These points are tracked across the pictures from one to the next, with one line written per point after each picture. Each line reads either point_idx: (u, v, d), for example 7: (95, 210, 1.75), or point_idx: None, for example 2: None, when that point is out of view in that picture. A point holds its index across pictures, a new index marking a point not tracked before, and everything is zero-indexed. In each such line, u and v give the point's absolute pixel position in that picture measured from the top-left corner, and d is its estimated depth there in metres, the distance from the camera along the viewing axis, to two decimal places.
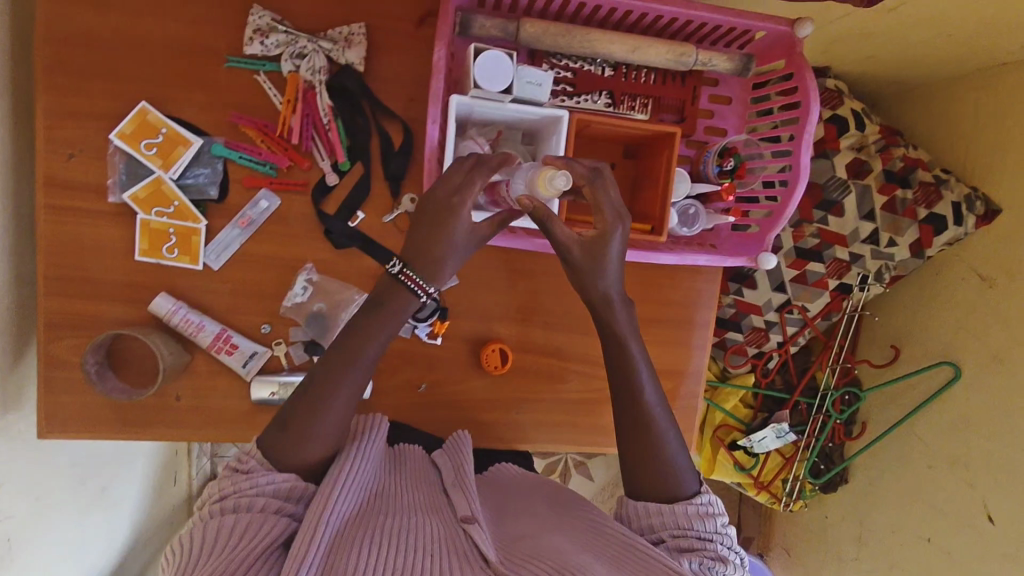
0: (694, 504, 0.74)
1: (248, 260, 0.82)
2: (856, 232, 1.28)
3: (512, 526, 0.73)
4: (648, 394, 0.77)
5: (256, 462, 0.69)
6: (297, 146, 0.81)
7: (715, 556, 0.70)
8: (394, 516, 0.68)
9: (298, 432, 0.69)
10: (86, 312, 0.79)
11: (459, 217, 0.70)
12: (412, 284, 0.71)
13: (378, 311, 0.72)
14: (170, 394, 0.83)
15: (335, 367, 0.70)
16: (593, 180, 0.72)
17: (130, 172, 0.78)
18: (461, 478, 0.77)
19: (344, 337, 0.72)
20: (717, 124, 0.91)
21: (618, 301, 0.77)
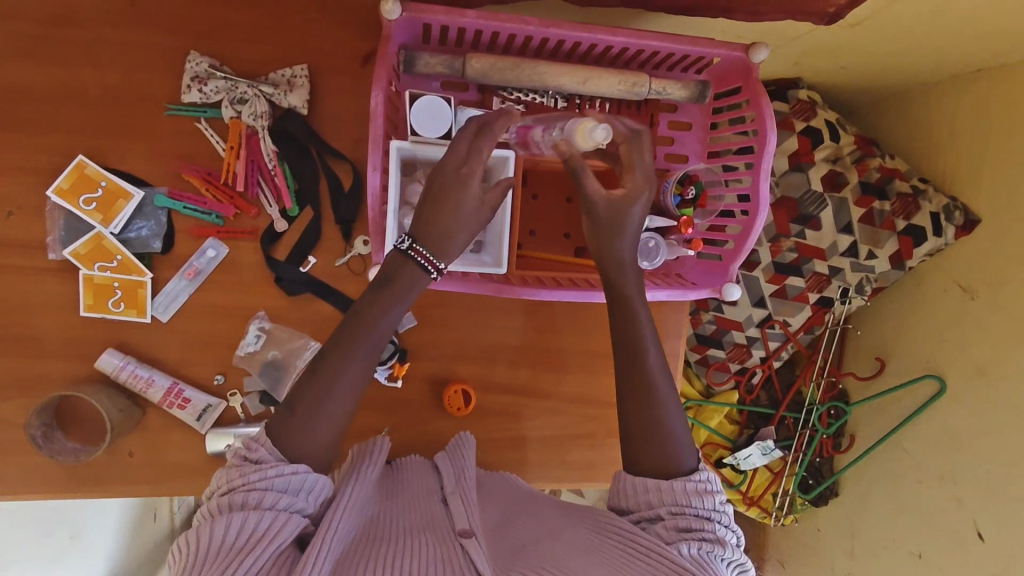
0: (693, 481, 0.68)
1: (198, 311, 0.80)
2: (835, 246, 1.26)
3: (513, 530, 0.68)
4: (655, 361, 0.73)
5: (267, 453, 0.61)
6: (242, 193, 0.79)
7: (711, 539, 0.66)
8: (395, 537, 0.64)
9: (304, 417, 0.63)
10: (31, 371, 0.77)
11: (468, 192, 0.64)
12: (422, 258, 0.65)
13: (383, 288, 0.66)
14: (122, 450, 0.81)
15: (348, 348, 0.65)
16: (634, 140, 0.73)
17: (71, 227, 0.76)
18: (461, 487, 0.74)
19: (351, 326, 0.65)
20: (678, 150, 0.89)
21: (635, 267, 0.74)
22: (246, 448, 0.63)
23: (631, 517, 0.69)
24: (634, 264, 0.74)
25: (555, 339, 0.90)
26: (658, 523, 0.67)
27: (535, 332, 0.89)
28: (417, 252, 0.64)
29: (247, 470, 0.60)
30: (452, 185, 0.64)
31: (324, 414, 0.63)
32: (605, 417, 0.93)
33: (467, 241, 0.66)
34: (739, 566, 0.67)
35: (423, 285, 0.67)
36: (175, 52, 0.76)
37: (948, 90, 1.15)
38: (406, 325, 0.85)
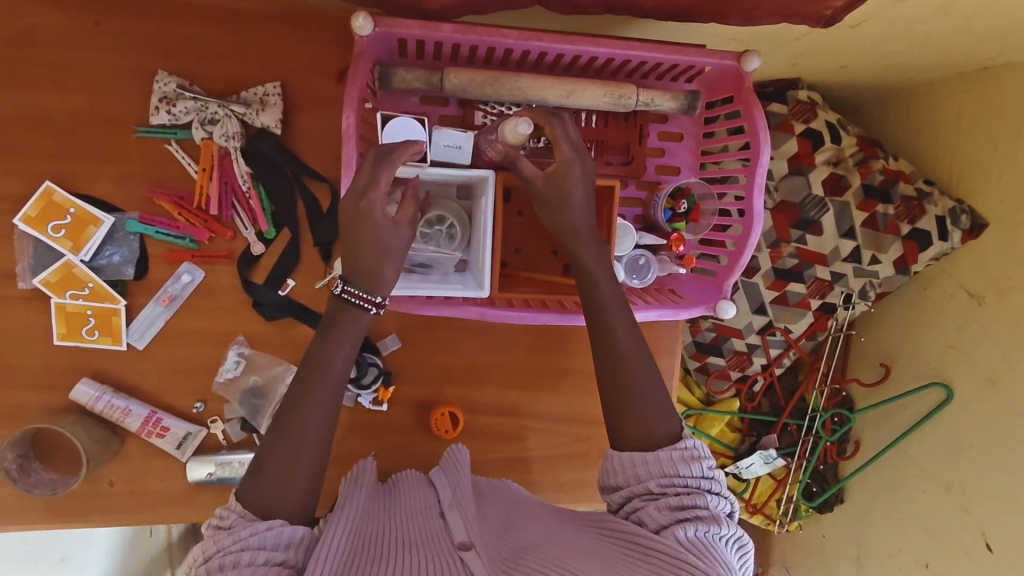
0: (679, 449, 0.65)
1: (175, 337, 0.78)
2: (837, 251, 1.22)
3: (513, 538, 0.66)
4: (625, 343, 0.68)
5: (236, 516, 0.60)
6: (216, 216, 0.77)
7: (706, 516, 0.63)
8: (393, 558, 0.61)
9: (274, 477, 0.62)
10: (5, 402, 0.75)
11: (374, 222, 0.60)
12: (357, 298, 0.64)
13: (329, 332, 0.65)
14: (102, 480, 0.79)
15: (303, 395, 0.64)
16: (551, 116, 0.66)
17: (41, 255, 0.74)
18: (460, 500, 0.70)
19: (305, 374, 0.65)
20: (669, 162, 0.85)
21: (589, 237, 0.68)
22: (218, 517, 0.62)
23: (621, 494, 0.67)
24: (589, 232, 0.68)
25: (544, 358, 0.88)
26: (649, 501, 0.64)
27: (524, 352, 0.87)
28: (349, 294, 0.63)
29: (221, 536, 0.59)
30: (357, 224, 0.61)
31: (289, 465, 0.62)
32: (598, 437, 0.90)
33: (399, 267, 0.64)
34: (737, 541, 0.64)
35: (364, 322, 0.66)
36: (144, 73, 0.73)
37: (954, 88, 1.11)
38: (391, 348, 0.83)
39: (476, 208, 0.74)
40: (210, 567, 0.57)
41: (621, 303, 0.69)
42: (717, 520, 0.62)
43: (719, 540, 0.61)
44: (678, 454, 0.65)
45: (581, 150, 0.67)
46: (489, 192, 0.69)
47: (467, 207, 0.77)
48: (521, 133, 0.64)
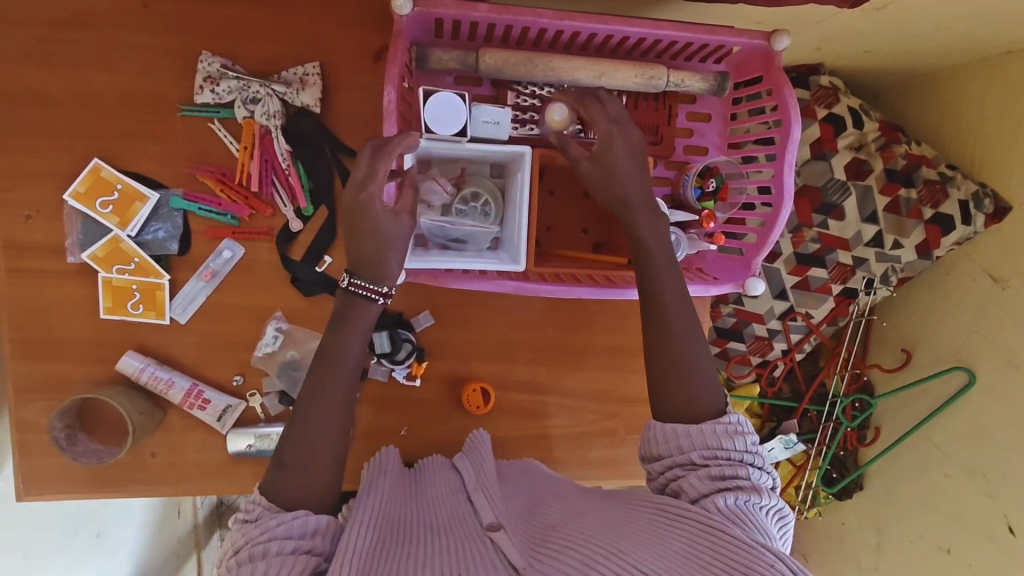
0: (723, 423, 0.67)
1: (216, 312, 0.80)
2: (859, 236, 1.23)
3: (539, 516, 0.68)
4: (676, 312, 0.70)
5: (263, 508, 0.62)
6: (257, 193, 0.79)
7: (747, 486, 0.64)
8: (427, 542, 0.63)
9: (293, 472, 0.63)
10: (55, 373, 0.78)
11: (373, 213, 0.64)
12: (365, 290, 0.66)
13: (340, 328, 0.66)
14: (145, 451, 0.81)
15: (317, 388, 0.65)
16: (586, 97, 0.73)
17: (89, 231, 0.76)
18: (483, 483, 0.72)
19: (317, 366, 0.66)
20: (697, 142, 0.86)
21: (642, 203, 0.71)
22: (243, 511, 0.63)
23: (662, 464, 0.68)
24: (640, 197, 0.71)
25: (573, 336, 0.89)
26: (691, 472, 0.65)
27: (553, 330, 0.88)
28: (357, 285, 0.65)
29: (249, 527, 0.60)
30: (358, 215, 0.65)
31: (308, 458, 0.64)
32: (625, 415, 0.91)
33: (404, 255, 0.68)
34: (777, 512, 0.65)
35: (377, 312, 0.68)
36: (187, 53, 0.75)
37: (979, 72, 1.11)
38: (423, 325, 0.85)
39: (509, 186, 0.76)
40: (241, 557, 0.58)
41: (675, 268, 0.71)
42: (758, 490, 0.63)
43: (759, 509, 0.63)
44: (721, 428, 0.67)
45: (619, 122, 0.72)
46: (527, 169, 0.70)
47: (500, 184, 0.79)
48: (558, 117, 0.76)
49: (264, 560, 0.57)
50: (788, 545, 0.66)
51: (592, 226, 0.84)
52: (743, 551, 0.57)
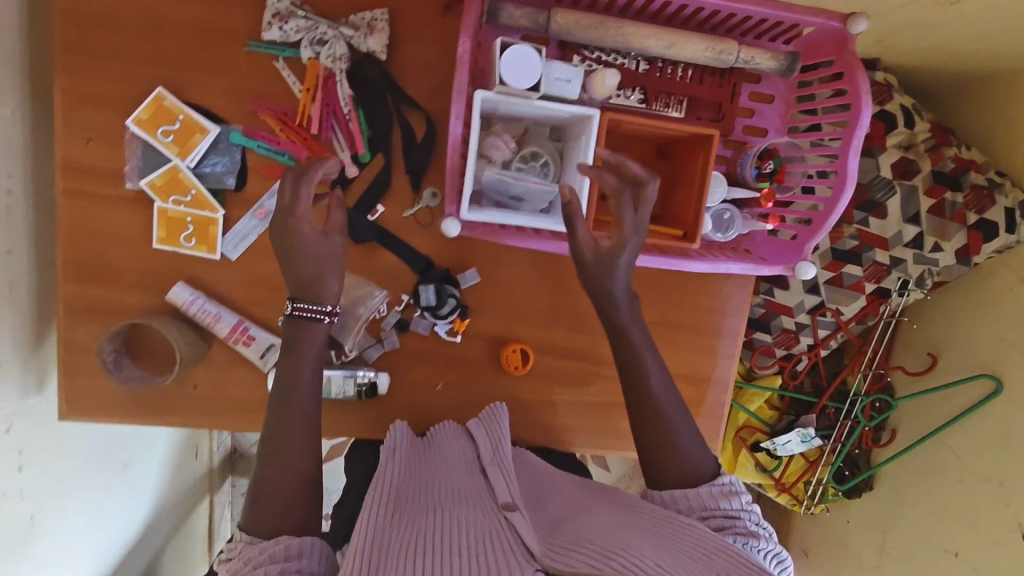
0: (718, 484, 0.70)
1: (267, 251, 0.81)
2: (899, 236, 1.21)
3: (545, 509, 0.71)
4: (652, 370, 0.74)
5: (243, 543, 0.64)
6: (317, 136, 0.78)
7: (746, 532, 0.67)
8: (439, 508, 0.67)
9: (268, 486, 0.66)
10: (105, 297, 0.79)
11: (302, 241, 0.68)
12: (308, 314, 0.69)
13: (291, 353, 0.70)
14: (188, 382, 0.83)
15: (283, 421, 0.69)
16: (621, 189, 0.67)
17: (148, 158, 0.76)
18: (497, 457, 0.76)
19: (276, 390, 0.70)
20: (757, 124, 0.85)
21: (625, 301, 0.72)
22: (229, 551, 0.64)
23: None
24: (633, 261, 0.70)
25: None
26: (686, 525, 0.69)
27: (596, 300, 0.89)
28: (298, 309, 0.69)
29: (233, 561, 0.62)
30: (292, 246, 0.69)
31: (283, 493, 0.66)
32: None
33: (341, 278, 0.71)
34: (775, 557, 0.68)
35: (322, 333, 0.71)
36: None
37: None
38: (470, 282, 0.85)
39: (570, 149, 0.76)
40: None
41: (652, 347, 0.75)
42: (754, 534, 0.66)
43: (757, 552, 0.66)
44: (717, 489, 0.70)
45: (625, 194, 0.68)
46: (593, 131, 0.70)
47: (559, 148, 0.79)
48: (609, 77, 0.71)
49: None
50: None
51: None
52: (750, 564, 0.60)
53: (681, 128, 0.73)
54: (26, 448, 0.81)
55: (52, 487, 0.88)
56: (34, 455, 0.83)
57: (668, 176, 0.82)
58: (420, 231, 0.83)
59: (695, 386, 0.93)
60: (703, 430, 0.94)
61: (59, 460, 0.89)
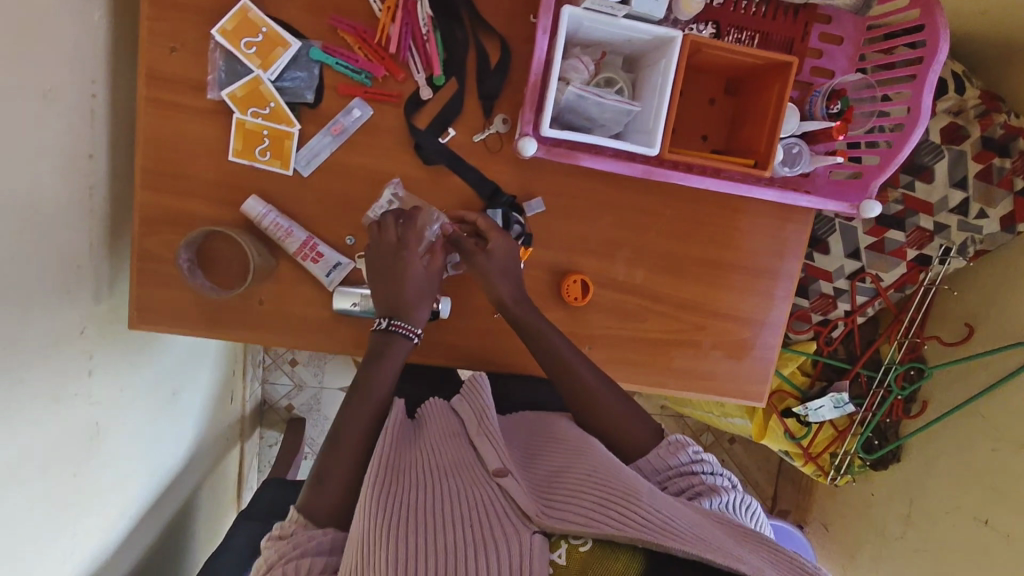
0: (667, 444, 0.79)
1: (338, 169, 0.82)
2: (945, 201, 1.23)
3: (539, 464, 0.77)
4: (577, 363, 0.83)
5: (297, 525, 0.73)
6: (394, 56, 0.80)
7: (706, 486, 0.75)
8: (433, 483, 0.73)
9: (332, 488, 0.75)
10: (179, 208, 0.80)
11: (410, 267, 0.80)
12: (404, 329, 0.81)
13: (379, 360, 0.80)
14: (254, 297, 0.84)
15: (355, 412, 0.80)
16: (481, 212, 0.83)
17: (230, 70, 0.78)
18: (483, 426, 0.80)
19: (355, 396, 0.81)
20: (826, 65, 0.85)
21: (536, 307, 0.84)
22: (278, 529, 0.74)
23: None
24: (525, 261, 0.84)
25: (675, 244, 0.91)
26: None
27: (656, 235, 0.90)
28: (396, 325, 0.80)
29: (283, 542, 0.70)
30: (394, 271, 0.80)
31: (340, 475, 0.76)
32: (712, 328, 0.94)
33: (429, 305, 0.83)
34: (742, 503, 0.76)
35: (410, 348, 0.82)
36: None
37: None
38: (535, 211, 0.86)
39: (647, 75, 0.77)
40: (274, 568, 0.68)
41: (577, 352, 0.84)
42: (717, 488, 0.74)
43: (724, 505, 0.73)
44: (667, 448, 0.80)
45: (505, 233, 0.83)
46: (675, 54, 0.71)
47: (632, 79, 0.80)
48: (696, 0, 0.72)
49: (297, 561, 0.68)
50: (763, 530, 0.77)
51: (711, 133, 0.84)
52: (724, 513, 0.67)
53: (760, 56, 0.74)
54: (95, 354, 0.83)
55: (115, 399, 0.90)
56: (101, 363, 0.84)
57: (735, 111, 0.84)
58: (489, 156, 0.84)
59: (747, 328, 0.95)
60: (752, 371, 0.96)
61: (120, 374, 0.90)
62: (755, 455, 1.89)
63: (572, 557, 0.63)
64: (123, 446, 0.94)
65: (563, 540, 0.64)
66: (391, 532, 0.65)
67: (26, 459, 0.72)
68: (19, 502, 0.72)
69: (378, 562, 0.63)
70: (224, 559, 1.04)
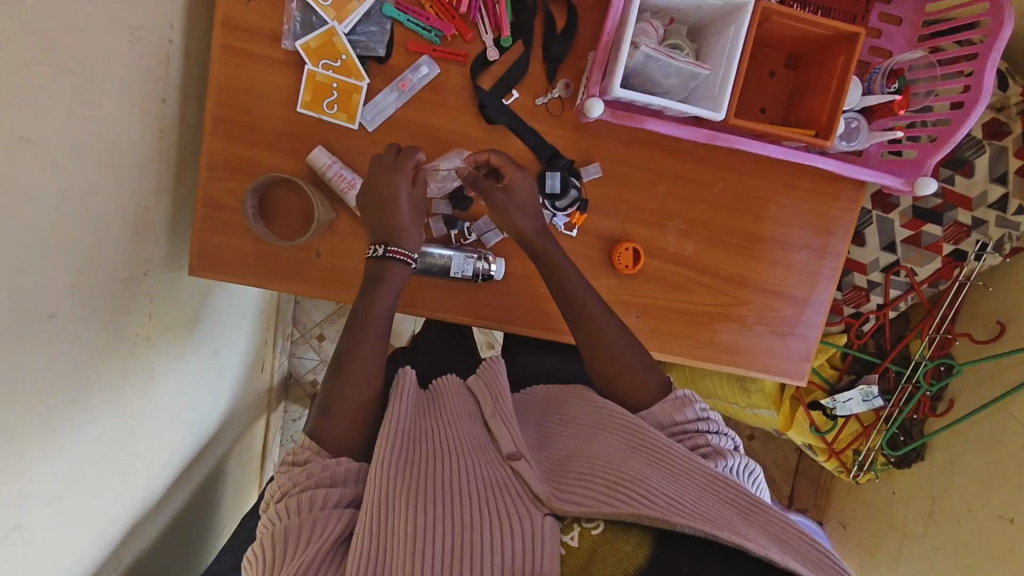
0: (673, 399, 0.78)
1: (402, 125, 0.83)
2: (984, 196, 1.24)
3: (552, 445, 0.78)
4: (604, 324, 0.83)
5: (311, 453, 0.74)
6: (464, 16, 0.82)
7: (712, 449, 0.74)
8: (447, 460, 0.73)
9: (341, 417, 0.76)
10: (245, 156, 0.81)
11: (400, 193, 0.79)
12: (399, 255, 0.79)
13: (377, 287, 0.79)
14: (311, 249, 0.84)
15: (358, 340, 0.79)
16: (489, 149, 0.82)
17: (306, 21, 0.79)
18: (498, 409, 0.81)
19: (357, 324, 0.79)
20: (884, 45, 0.87)
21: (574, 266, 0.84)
22: (292, 454, 0.75)
23: None
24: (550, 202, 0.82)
25: (726, 218, 0.92)
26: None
27: (708, 208, 0.91)
28: (393, 252, 0.78)
29: (297, 471, 0.72)
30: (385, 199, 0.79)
31: (350, 409, 0.76)
32: (756, 304, 0.94)
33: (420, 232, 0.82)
34: (745, 467, 0.76)
35: (408, 274, 0.81)
36: None
37: None
38: (591, 176, 0.87)
39: (713, 43, 0.79)
40: (290, 499, 0.69)
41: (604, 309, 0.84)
42: (724, 452, 0.73)
43: (729, 469, 0.72)
44: (673, 404, 0.78)
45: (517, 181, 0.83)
46: (746, 19, 0.73)
47: (695, 48, 0.82)
48: None
49: (305, 494, 0.69)
50: (761, 491, 0.76)
51: (770, 106, 0.86)
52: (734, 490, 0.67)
53: (827, 28, 0.76)
54: (156, 298, 0.83)
55: (168, 347, 0.89)
56: (160, 308, 0.85)
57: (794, 85, 0.85)
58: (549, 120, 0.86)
59: (794, 306, 0.95)
60: (796, 350, 0.96)
61: (174, 323, 0.90)
62: (774, 454, 1.89)
63: (585, 539, 0.63)
64: (172, 397, 0.94)
65: (576, 523, 0.64)
66: (405, 505, 0.66)
67: (99, 393, 0.72)
68: (90, 434, 0.72)
69: (393, 536, 0.64)
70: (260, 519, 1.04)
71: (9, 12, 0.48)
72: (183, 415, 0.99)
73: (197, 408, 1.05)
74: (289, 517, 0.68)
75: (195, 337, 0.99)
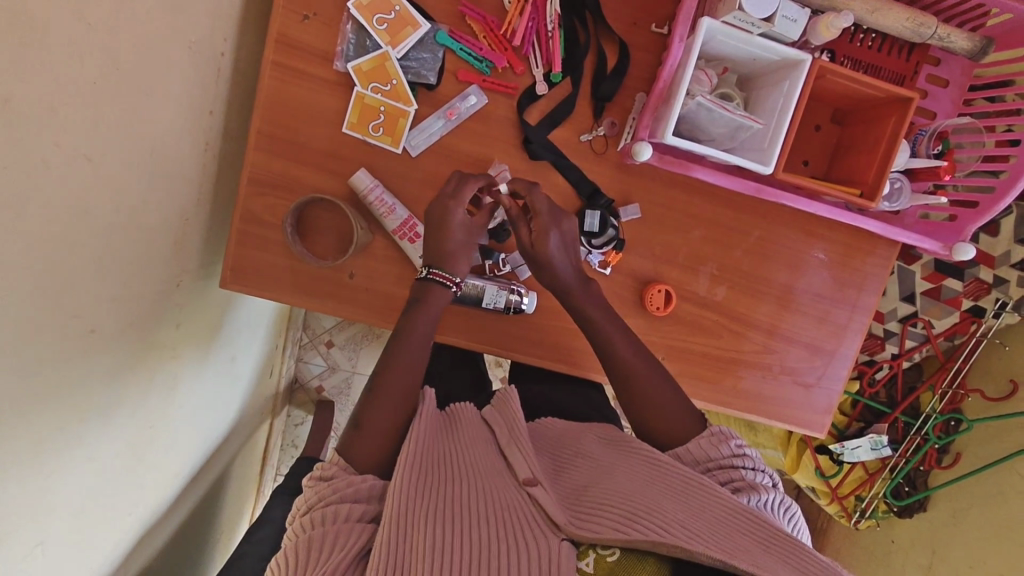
0: (709, 435, 0.73)
1: (444, 151, 0.83)
2: (1007, 255, 1.25)
3: (568, 477, 0.71)
4: (643, 369, 0.80)
5: (338, 468, 0.69)
6: (516, 49, 0.82)
7: (747, 486, 0.67)
8: (463, 482, 0.67)
9: (372, 434, 0.71)
10: (287, 174, 0.80)
11: (455, 217, 0.77)
12: (441, 278, 0.77)
13: (416, 309, 0.78)
14: (345, 271, 0.83)
15: (389, 360, 0.76)
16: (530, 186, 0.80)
17: (359, 43, 0.79)
18: (514, 434, 0.74)
19: (390, 347, 0.77)
20: (928, 106, 0.87)
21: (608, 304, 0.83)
22: (319, 469, 0.70)
23: None
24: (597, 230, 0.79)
25: (759, 266, 0.91)
26: None
27: (741, 256, 0.91)
28: (435, 275, 0.77)
29: (322, 486, 0.66)
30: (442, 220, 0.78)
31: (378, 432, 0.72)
32: (783, 353, 0.94)
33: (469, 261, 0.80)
34: (785, 505, 0.69)
35: (447, 299, 0.79)
36: None
37: None
38: (629, 217, 0.87)
39: (763, 95, 0.80)
40: (314, 514, 0.64)
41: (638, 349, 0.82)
42: (759, 487, 0.67)
43: (764, 505, 0.66)
44: (707, 441, 0.73)
45: (557, 217, 0.80)
46: (802, 76, 0.73)
47: (745, 97, 0.83)
48: (834, 27, 0.74)
49: (328, 510, 0.64)
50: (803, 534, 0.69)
51: (813, 159, 0.86)
52: (771, 533, 0.60)
53: (879, 90, 0.76)
54: (183, 306, 0.81)
55: (189, 354, 0.88)
56: (186, 315, 0.83)
57: (839, 140, 0.86)
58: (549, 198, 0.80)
59: (820, 358, 0.95)
60: (819, 402, 0.96)
61: (198, 330, 0.88)
62: None
63: (601, 567, 0.58)
64: (189, 402, 0.92)
65: (591, 549, 0.59)
66: (424, 521, 0.60)
67: (122, 404, 0.70)
68: (112, 443, 0.70)
69: (406, 559, 0.58)
70: (264, 531, 1.01)
71: (85, 31, 0.48)
72: (195, 423, 0.97)
73: (210, 413, 1.04)
74: (311, 530, 0.62)
75: (214, 343, 0.97)
